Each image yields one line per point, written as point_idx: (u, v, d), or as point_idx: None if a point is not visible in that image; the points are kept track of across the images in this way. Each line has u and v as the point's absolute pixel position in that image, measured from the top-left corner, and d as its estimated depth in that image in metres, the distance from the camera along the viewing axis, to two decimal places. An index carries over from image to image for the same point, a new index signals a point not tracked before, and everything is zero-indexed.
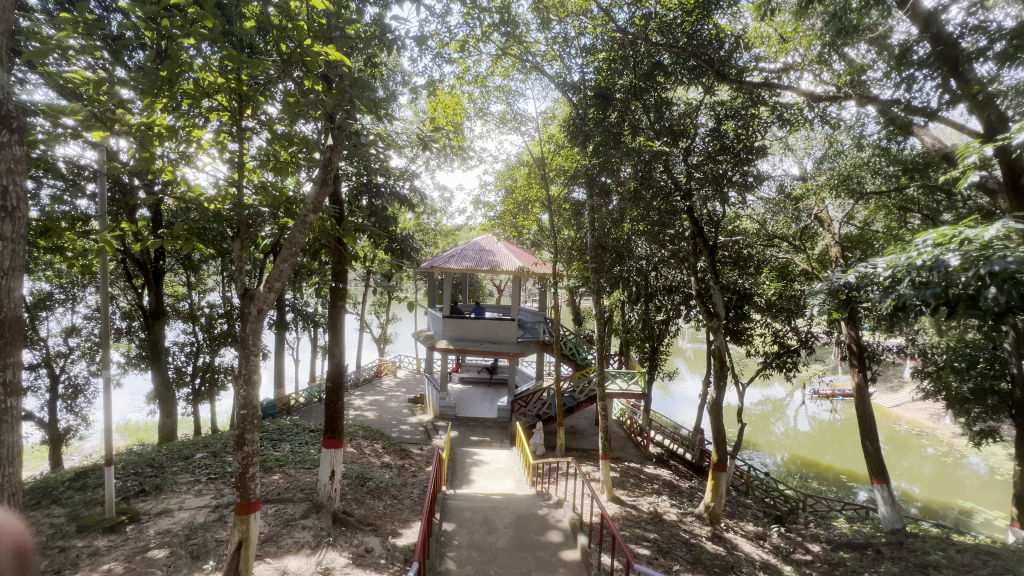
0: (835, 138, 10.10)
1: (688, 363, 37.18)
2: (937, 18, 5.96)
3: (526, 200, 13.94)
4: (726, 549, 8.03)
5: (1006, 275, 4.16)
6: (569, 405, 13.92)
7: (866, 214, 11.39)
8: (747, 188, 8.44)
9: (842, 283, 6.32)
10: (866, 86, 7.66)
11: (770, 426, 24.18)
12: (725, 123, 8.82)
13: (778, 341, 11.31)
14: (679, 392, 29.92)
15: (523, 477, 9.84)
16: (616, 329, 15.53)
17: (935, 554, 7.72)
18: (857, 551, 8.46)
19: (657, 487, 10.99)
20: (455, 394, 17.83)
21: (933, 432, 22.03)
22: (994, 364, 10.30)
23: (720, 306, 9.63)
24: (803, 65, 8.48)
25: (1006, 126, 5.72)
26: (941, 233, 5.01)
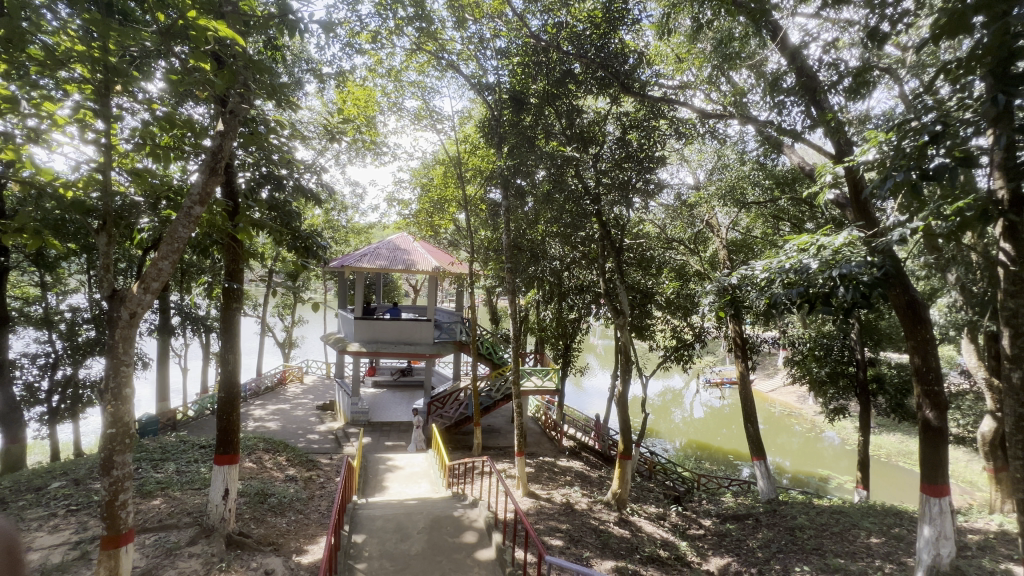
0: (722, 153, 11.27)
1: (599, 359, 39.32)
2: (801, 53, 6.83)
3: (442, 199, 13.70)
4: (631, 532, 8.56)
5: (850, 277, 4.91)
6: (486, 403, 13.95)
7: (748, 222, 12.78)
8: (650, 194, 9.29)
9: (727, 284, 7.05)
10: (747, 107, 8.62)
11: (670, 415, 26.34)
12: (630, 133, 9.49)
13: (676, 336, 12.40)
14: (591, 386, 31.49)
15: (438, 479, 9.71)
16: (531, 328, 15.89)
17: (801, 517, 8.91)
18: (740, 522, 9.51)
19: (570, 478, 11.43)
20: (369, 399, 17.10)
21: (800, 412, 25.43)
22: (845, 351, 12.18)
23: (626, 304, 10.24)
24: (696, 84, 9.34)
25: (851, 148, 6.58)
26: (803, 240, 5.81)
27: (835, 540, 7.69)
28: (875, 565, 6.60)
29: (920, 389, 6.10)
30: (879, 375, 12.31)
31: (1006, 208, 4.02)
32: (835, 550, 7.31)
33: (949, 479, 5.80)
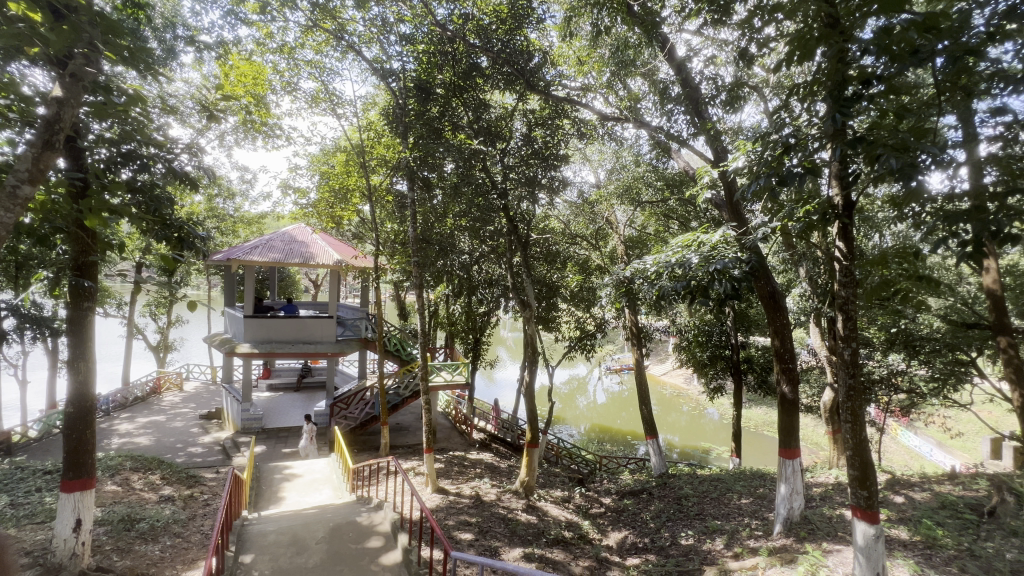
0: (620, 154, 12.13)
1: (510, 351, 40.08)
2: (686, 66, 7.53)
3: (344, 188, 12.83)
4: (538, 517, 8.85)
5: (724, 270, 5.48)
6: (394, 401, 13.48)
7: (643, 220, 13.78)
8: (554, 190, 9.65)
9: (623, 277, 7.54)
10: (640, 113, 9.27)
11: (575, 402, 27.70)
12: (535, 130, 9.78)
13: (580, 327, 13.13)
14: (502, 378, 32.04)
15: (342, 484, 9.24)
16: (441, 323, 15.70)
17: (686, 487, 9.91)
18: (636, 497, 10.32)
19: (480, 471, 11.53)
20: (263, 403, 15.72)
21: (687, 393, 28.21)
22: (722, 337, 13.71)
23: (531, 297, 10.58)
24: (596, 88, 9.80)
25: (726, 154, 7.33)
26: (686, 238, 6.40)
27: (713, 504, 8.68)
28: (745, 522, 7.54)
29: (778, 367, 7.08)
30: (749, 356, 14.02)
31: (841, 213, 4.71)
32: (714, 514, 8.22)
33: (800, 443, 6.73)
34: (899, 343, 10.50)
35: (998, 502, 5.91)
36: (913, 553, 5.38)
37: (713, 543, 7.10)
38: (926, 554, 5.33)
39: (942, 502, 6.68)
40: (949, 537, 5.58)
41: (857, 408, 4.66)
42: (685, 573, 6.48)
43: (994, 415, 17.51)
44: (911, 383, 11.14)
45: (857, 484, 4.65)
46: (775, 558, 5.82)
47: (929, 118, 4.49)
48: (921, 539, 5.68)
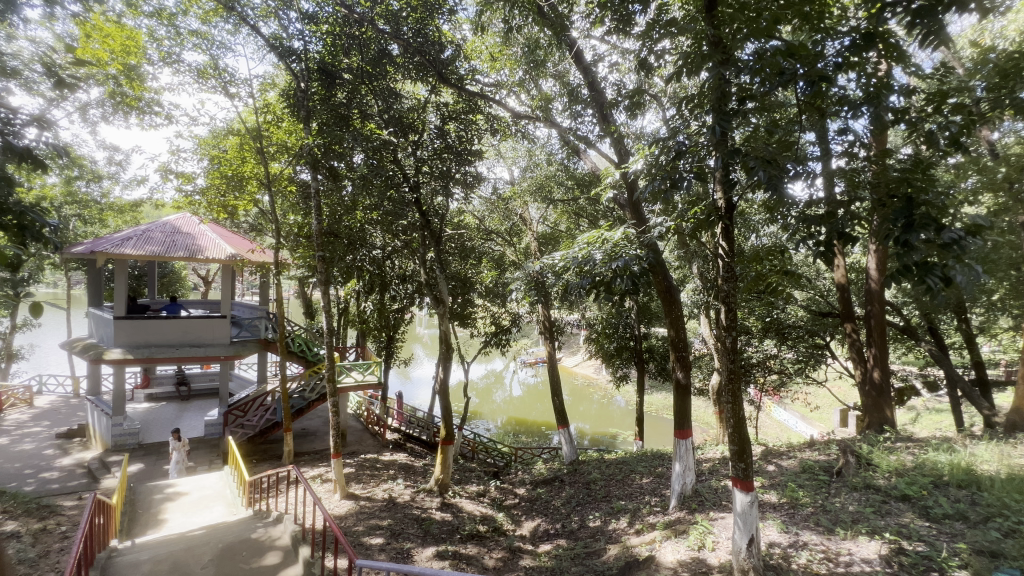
0: (533, 152, 12.46)
1: (426, 348, 39.43)
2: (592, 70, 7.87)
3: (237, 174, 11.31)
4: (452, 514, 8.81)
5: (625, 266, 5.76)
6: (298, 406, 12.58)
7: (555, 217, 14.21)
8: (469, 186, 9.81)
9: (533, 271, 7.70)
10: (551, 113, 9.55)
11: (492, 396, 27.98)
12: (449, 124, 9.61)
13: (495, 322, 13.53)
14: (418, 376, 31.38)
15: (237, 499, 8.45)
16: (351, 320, 14.94)
17: (594, 472, 10.45)
18: (549, 485, 10.68)
19: (393, 472, 11.18)
20: (140, 416, 13.83)
21: (597, 382, 29.81)
22: (626, 329, 14.68)
23: (445, 292, 10.33)
24: (509, 85, 9.90)
25: (629, 156, 7.78)
26: (592, 235, 6.68)
27: (618, 486, 9.26)
28: (646, 500, 8.13)
29: (673, 355, 7.72)
30: (651, 346, 15.11)
31: (723, 215, 5.21)
32: (619, 495, 8.77)
33: (692, 423, 7.38)
34: (773, 330, 12.01)
35: (843, 463, 6.99)
36: (780, 514, 6.18)
37: (617, 523, 7.58)
38: (790, 513, 6.14)
39: (803, 467, 7.73)
40: (808, 496, 6.47)
41: (737, 390, 5.14)
42: (592, 554, 6.85)
43: (842, 389, 20.71)
44: (781, 365, 12.74)
45: (735, 458, 5.09)
46: (670, 531, 6.34)
47: (793, 134, 5.12)
48: (787, 501, 6.53)
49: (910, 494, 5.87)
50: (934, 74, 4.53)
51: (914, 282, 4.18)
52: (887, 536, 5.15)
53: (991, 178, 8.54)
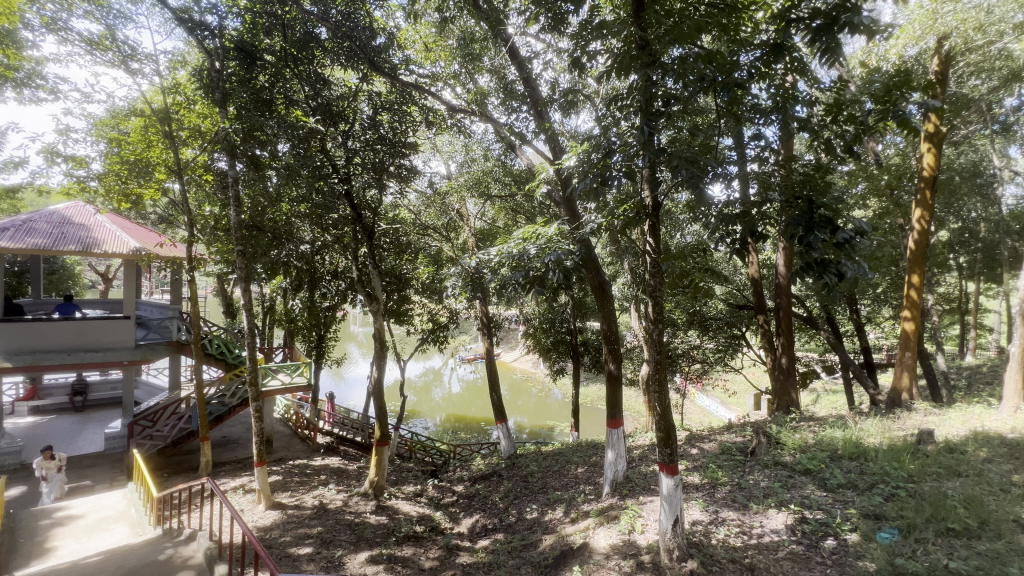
0: (470, 148, 12.38)
1: (361, 347, 38.09)
2: (527, 66, 7.91)
3: (142, 160, 10.11)
4: (388, 516, 8.56)
5: (558, 261, 5.83)
6: (217, 412, 11.63)
7: (493, 213, 14.22)
8: (403, 180, 9.57)
9: (470, 266, 7.61)
10: (488, 108, 9.52)
11: (431, 394, 27.60)
12: (382, 114, 9.26)
13: (433, 318, 13.49)
14: (352, 377, 30.24)
15: (143, 517, 7.68)
16: (278, 319, 14.08)
17: (532, 465, 10.61)
18: (487, 480, 10.71)
19: (324, 477, 10.68)
20: (22, 432, 12.13)
21: (535, 376, 30.36)
22: (562, 324, 15.05)
23: (378, 289, 9.96)
24: (444, 78, 9.73)
25: (562, 154, 7.96)
26: (527, 231, 6.72)
27: (555, 477, 9.48)
28: (580, 489, 8.38)
29: (606, 347, 8.00)
30: (586, 340, 15.52)
31: (650, 213, 5.45)
32: (555, 486, 8.97)
33: (623, 413, 7.69)
34: (696, 322, 12.85)
35: (756, 443, 7.60)
36: (702, 494, 6.61)
37: (553, 514, 7.74)
38: (710, 492, 6.59)
39: (722, 448, 8.32)
40: (726, 475, 6.97)
41: (663, 379, 5.36)
42: (529, 545, 6.95)
43: (756, 374, 22.62)
44: (703, 354, 13.61)
45: (662, 444, 5.26)
46: (603, 517, 6.56)
47: (713, 138, 5.44)
48: (708, 481, 7.00)
49: (811, 468, 6.51)
50: (832, 87, 4.98)
51: (814, 277, 4.61)
52: (792, 507, 5.66)
53: (875, 185, 9.68)
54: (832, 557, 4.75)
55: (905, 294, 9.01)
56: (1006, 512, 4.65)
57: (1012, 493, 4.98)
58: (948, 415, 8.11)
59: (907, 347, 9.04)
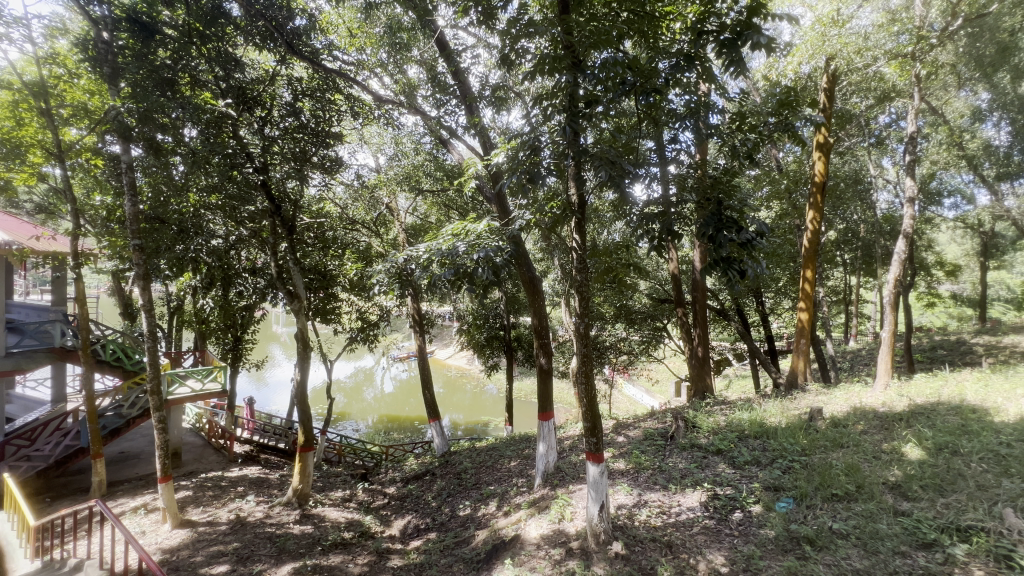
0: (399, 140, 12.02)
1: (285, 347, 35.91)
2: (457, 59, 7.81)
3: (11, 140, 8.69)
4: (313, 525, 8.15)
5: (487, 257, 5.79)
6: (113, 426, 10.40)
7: (425, 208, 13.97)
8: (327, 171, 9.11)
9: (397, 263, 7.36)
10: (416, 99, 9.25)
11: (362, 395, 26.67)
12: (303, 101, 8.74)
13: (362, 317, 13.11)
14: (275, 380, 28.42)
15: (17, 551, 6.71)
16: (186, 320, 12.88)
17: (466, 461, 10.59)
18: (420, 480, 10.54)
19: (242, 489, 9.94)
20: None
21: (470, 372, 30.32)
22: (496, 320, 15.15)
23: (300, 287, 9.41)
24: (371, 66, 9.37)
25: (493, 149, 8.01)
26: (456, 227, 6.66)
27: (488, 472, 9.52)
28: (513, 482, 8.50)
29: (537, 342, 8.15)
30: (519, 335, 15.72)
31: (576, 210, 5.62)
32: (488, 481, 9.02)
33: (553, 405, 7.88)
34: (623, 316, 13.50)
35: (675, 428, 8.12)
36: (627, 479, 6.95)
37: (486, 509, 7.79)
38: (634, 477, 6.95)
39: (645, 435, 8.81)
40: (649, 460, 7.39)
41: (589, 371, 5.54)
42: (461, 542, 6.93)
43: (677, 363, 24.17)
44: (629, 346, 14.34)
45: (588, 433, 5.41)
46: (534, 508, 6.70)
47: (633, 140, 5.70)
48: (632, 466, 7.38)
49: (722, 448, 7.07)
50: (737, 97, 5.40)
51: (721, 273, 5.02)
52: (706, 486, 6.13)
53: (777, 188, 10.65)
54: (739, 527, 5.22)
55: (800, 287, 10.03)
56: (877, 476, 5.34)
57: (881, 459, 5.75)
58: (834, 394, 9.18)
59: (802, 335, 10.09)
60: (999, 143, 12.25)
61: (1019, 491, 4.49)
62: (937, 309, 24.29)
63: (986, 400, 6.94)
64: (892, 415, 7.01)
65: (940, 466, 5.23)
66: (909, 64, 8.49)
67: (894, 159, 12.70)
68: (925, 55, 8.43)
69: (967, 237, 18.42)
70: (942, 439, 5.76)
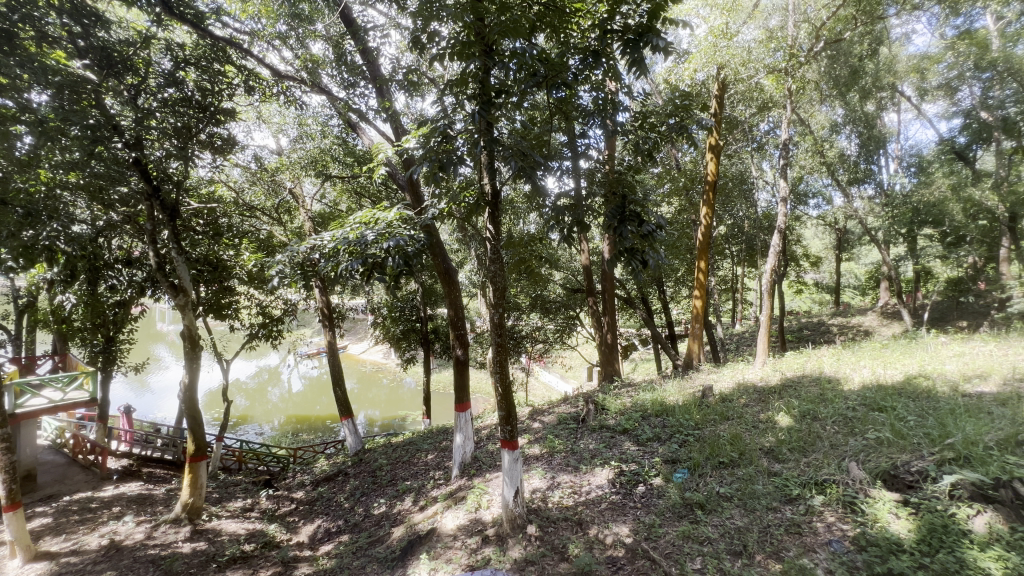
0: (304, 120, 11.16)
1: (172, 347, 32.17)
2: (365, 37, 7.39)
3: None
4: (207, 541, 7.42)
5: (398, 247, 5.54)
6: None
7: (335, 195, 13.18)
8: (219, 151, 8.41)
9: (299, 253, 6.84)
10: (321, 75, 8.63)
11: (266, 396, 24.75)
12: (186, 70, 7.79)
13: (263, 312, 12.12)
14: (160, 384, 25.39)
15: None
16: (40, 319, 10.97)
17: (381, 458, 10.26)
18: (331, 481, 10.02)
19: (117, 509, 8.75)
20: None
21: (386, 366, 29.42)
22: (412, 312, 14.82)
23: (187, 280, 8.37)
24: (268, 37, 8.56)
25: (405, 136, 7.75)
26: (365, 214, 6.34)
27: (405, 467, 9.33)
28: (430, 476, 8.39)
29: (453, 334, 8.07)
30: (436, 327, 15.49)
31: (489, 201, 5.62)
32: (404, 476, 8.83)
33: (470, 396, 7.88)
34: (538, 306, 13.89)
35: (586, 411, 8.52)
36: (542, 463, 7.18)
37: (402, 505, 7.62)
38: (549, 460, 7.20)
39: (559, 419, 9.16)
40: (562, 443, 7.70)
41: (504, 359, 5.59)
42: (375, 542, 6.71)
43: (589, 350, 25.43)
44: (544, 335, 14.75)
45: (503, 422, 5.47)
46: (450, 500, 6.67)
47: (543, 134, 5.83)
48: (546, 450, 7.63)
49: (628, 428, 7.57)
50: (640, 98, 5.72)
51: (626, 263, 5.31)
52: (613, 463, 6.52)
53: (676, 185, 11.78)
54: (641, 500, 5.63)
55: (696, 277, 10.98)
56: (755, 442, 6.05)
57: (759, 428, 6.51)
58: (722, 372, 10.24)
59: (697, 320, 11.07)
60: (851, 153, 14.31)
61: (861, 446, 5.34)
62: (804, 296, 27.99)
63: (839, 371, 8.15)
64: (768, 389, 7.98)
65: (803, 430, 6.04)
66: (783, 78, 9.58)
67: (771, 163, 14.34)
68: (795, 72, 9.49)
69: (827, 233, 21.40)
70: (805, 407, 6.66)
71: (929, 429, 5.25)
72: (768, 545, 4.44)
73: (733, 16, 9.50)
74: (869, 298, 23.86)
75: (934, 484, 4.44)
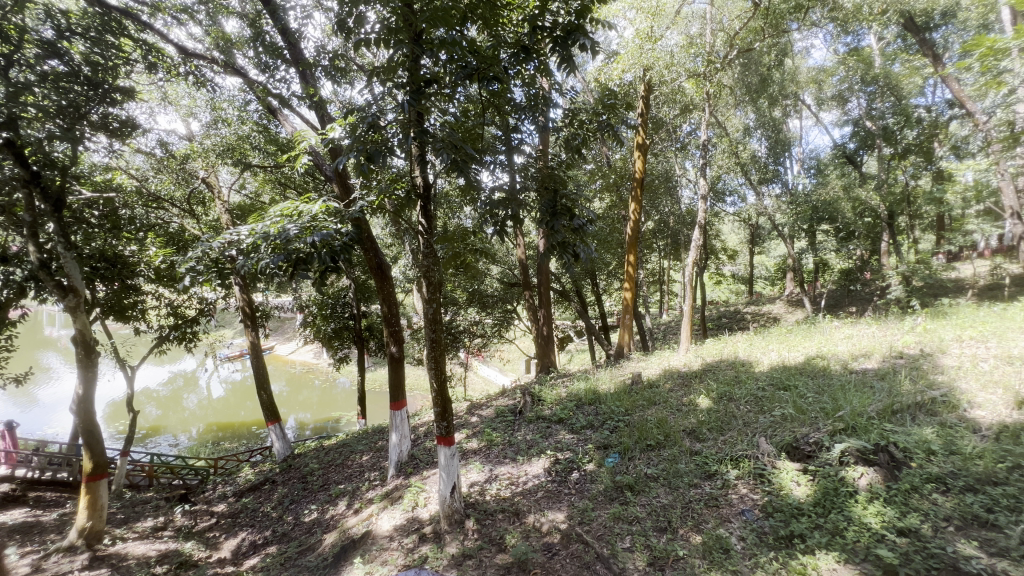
0: (218, 104, 10.25)
1: (65, 353, 28.63)
2: (284, 15, 6.86)
3: None
4: (110, 567, 6.70)
5: (325, 242, 5.25)
6: None
7: (255, 185, 12.26)
8: (115, 134, 7.54)
9: (213, 249, 6.27)
10: (235, 55, 7.96)
11: (181, 404, 22.74)
12: (72, 41, 6.85)
13: (174, 312, 11.08)
14: (49, 395, 22.53)
15: None
16: None
17: (311, 463, 9.79)
18: (257, 490, 9.42)
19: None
20: None
21: (317, 367, 28.08)
22: (343, 309, 14.20)
23: (79, 279, 7.42)
24: (172, 10, 7.75)
25: (331, 123, 7.35)
26: (287, 206, 5.95)
27: (338, 470, 8.97)
28: (365, 477, 8.14)
29: (387, 330, 7.83)
30: (371, 324, 14.98)
31: (421, 194, 5.49)
32: (337, 480, 8.49)
33: (406, 394, 7.72)
34: (475, 300, 13.86)
35: (523, 403, 8.65)
36: (480, 456, 7.20)
37: (334, 509, 7.33)
38: (487, 454, 7.23)
39: (496, 413, 9.21)
40: (499, 436, 7.76)
41: (439, 355, 5.53)
42: (306, 551, 6.41)
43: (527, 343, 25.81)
44: (482, 329, 14.74)
45: (439, 418, 5.39)
46: (386, 501, 6.51)
47: (476, 127, 5.77)
48: (484, 444, 7.66)
49: (563, 417, 7.78)
50: (570, 94, 5.81)
51: (558, 256, 5.42)
52: (549, 452, 6.68)
53: (607, 181, 12.20)
54: (575, 486, 5.82)
55: (625, 270, 11.47)
56: (679, 424, 6.44)
57: (682, 410, 6.95)
58: (650, 360, 10.82)
59: (627, 311, 11.57)
60: (761, 155, 15.56)
61: (769, 423, 5.85)
62: (723, 286, 30.22)
63: (751, 355, 8.89)
64: (691, 374, 8.54)
65: (721, 411, 6.53)
66: (702, 82, 10.21)
67: (693, 163, 15.26)
68: (712, 77, 10.18)
69: (742, 229, 23.21)
70: (723, 389, 7.19)
71: (824, 403, 5.87)
72: (689, 520, 4.78)
73: (658, 21, 9.96)
74: (777, 288, 26.25)
75: (828, 452, 4.97)
